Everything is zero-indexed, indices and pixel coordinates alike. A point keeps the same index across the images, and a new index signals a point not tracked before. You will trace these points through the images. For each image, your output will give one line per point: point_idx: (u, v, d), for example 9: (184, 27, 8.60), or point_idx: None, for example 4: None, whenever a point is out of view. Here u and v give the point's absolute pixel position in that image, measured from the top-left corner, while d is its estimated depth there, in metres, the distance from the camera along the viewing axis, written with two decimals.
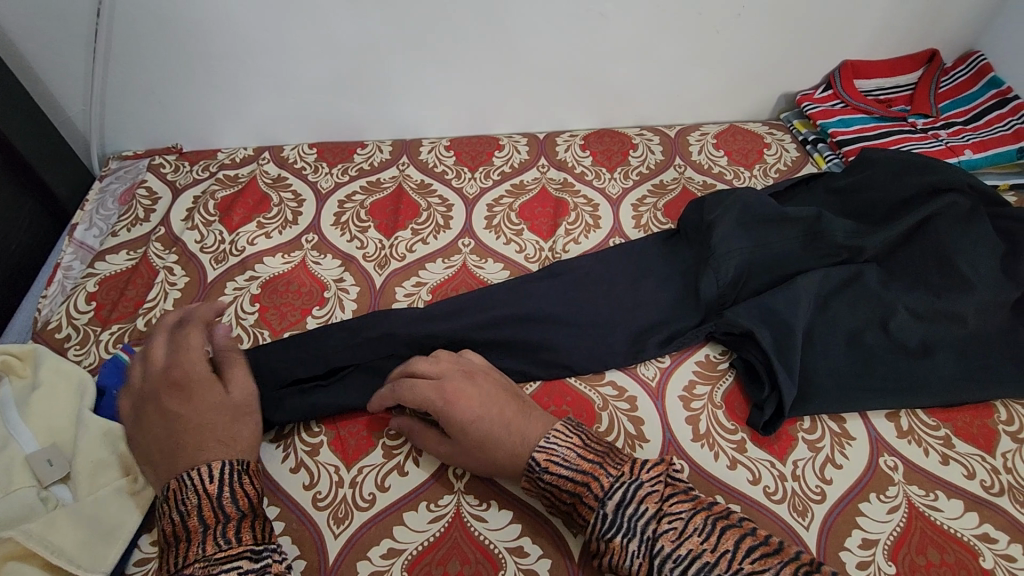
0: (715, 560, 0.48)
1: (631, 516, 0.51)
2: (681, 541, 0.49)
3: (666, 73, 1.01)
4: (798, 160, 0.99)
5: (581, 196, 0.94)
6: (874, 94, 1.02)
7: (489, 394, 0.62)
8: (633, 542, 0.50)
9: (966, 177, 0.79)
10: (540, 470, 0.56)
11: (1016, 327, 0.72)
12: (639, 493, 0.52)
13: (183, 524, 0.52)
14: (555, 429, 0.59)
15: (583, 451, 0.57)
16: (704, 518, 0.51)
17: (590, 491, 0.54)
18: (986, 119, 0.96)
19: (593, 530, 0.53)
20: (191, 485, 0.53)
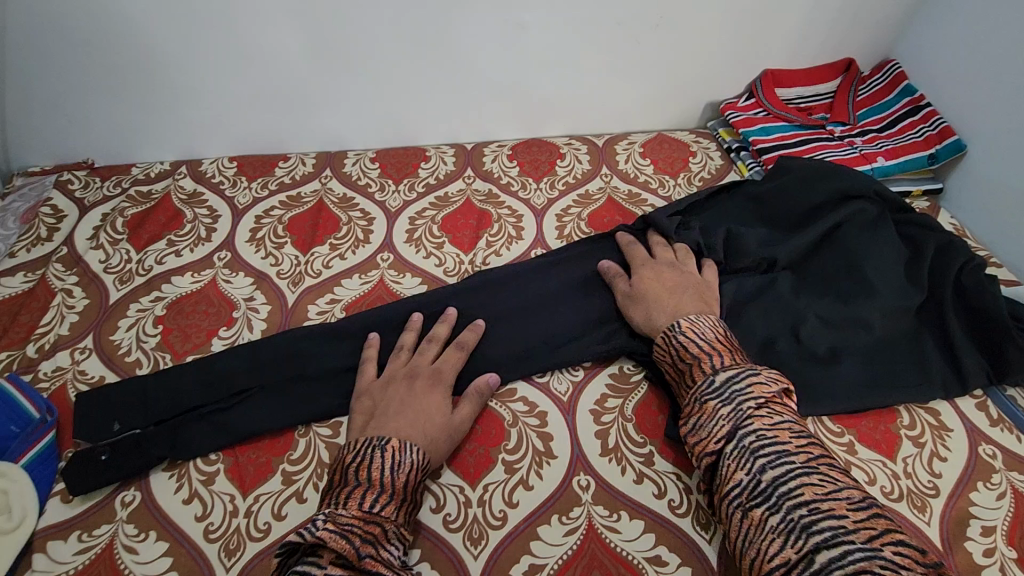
0: (794, 452, 0.51)
1: (735, 391, 0.56)
2: (773, 427, 0.53)
3: (592, 82, 1.01)
4: (722, 168, 1.00)
5: (506, 207, 0.93)
6: (795, 102, 1.04)
7: (677, 275, 0.74)
8: (726, 408, 0.55)
9: (872, 185, 0.81)
10: (678, 331, 0.64)
11: (920, 331, 0.74)
12: (753, 378, 0.56)
13: (391, 480, 0.55)
14: (708, 316, 0.66)
15: (722, 338, 0.63)
16: (799, 426, 0.54)
17: (709, 362, 0.60)
18: (900, 126, 0.98)
19: (695, 391, 0.58)
20: (412, 456, 0.57)
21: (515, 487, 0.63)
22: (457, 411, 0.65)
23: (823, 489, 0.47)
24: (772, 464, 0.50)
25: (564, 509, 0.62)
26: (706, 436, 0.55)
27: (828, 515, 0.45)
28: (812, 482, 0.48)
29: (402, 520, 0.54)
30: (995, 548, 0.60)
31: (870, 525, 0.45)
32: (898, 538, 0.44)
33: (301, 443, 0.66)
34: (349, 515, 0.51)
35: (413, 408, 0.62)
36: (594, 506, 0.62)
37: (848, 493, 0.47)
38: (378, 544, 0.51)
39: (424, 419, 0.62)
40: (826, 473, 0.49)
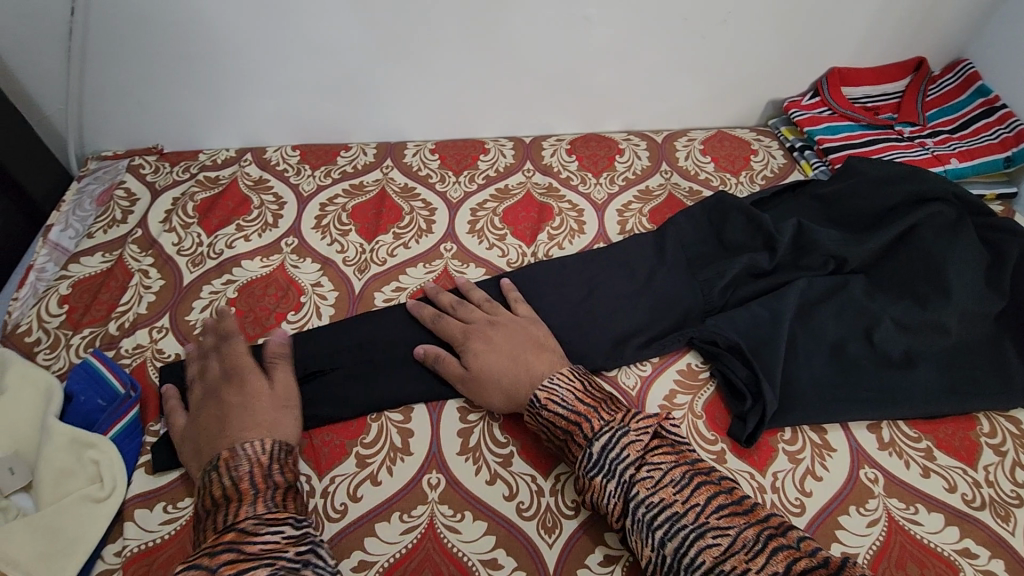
0: (683, 511, 0.51)
1: (611, 457, 0.55)
2: (655, 490, 0.53)
3: (654, 77, 1.01)
4: (785, 167, 0.99)
5: (566, 201, 0.93)
6: (862, 101, 1.02)
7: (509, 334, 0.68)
8: (610, 483, 0.55)
9: (950, 187, 0.79)
10: (540, 406, 0.61)
11: (999, 338, 0.72)
12: (622, 440, 0.55)
13: (237, 483, 0.53)
14: (561, 372, 0.63)
15: (582, 396, 0.60)
16: (682, 470, 0.54)
17: (581, 431, 0.58)
18: (973, 128, 0.95)
19: (581, 467, 0.57)
20: (246, 454, 0.55)
21: None
22: (341, 390, 0.65)
23: (720, 550, 0.48)
24: (669, 535, 0.50)
25: None
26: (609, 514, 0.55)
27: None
28: (708, 543, 0.49)
29: (267, 509, 0.52)
30: None
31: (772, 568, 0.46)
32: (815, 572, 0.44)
33: (374, 426, 0.67)
34: (207, 543, 0.49)
35: (262, 411, 0.60)
36: None
37: (743, 541, 0.48)
38: (244, 540, 0.48)
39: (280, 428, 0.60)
40: (717, 528, 0.49)
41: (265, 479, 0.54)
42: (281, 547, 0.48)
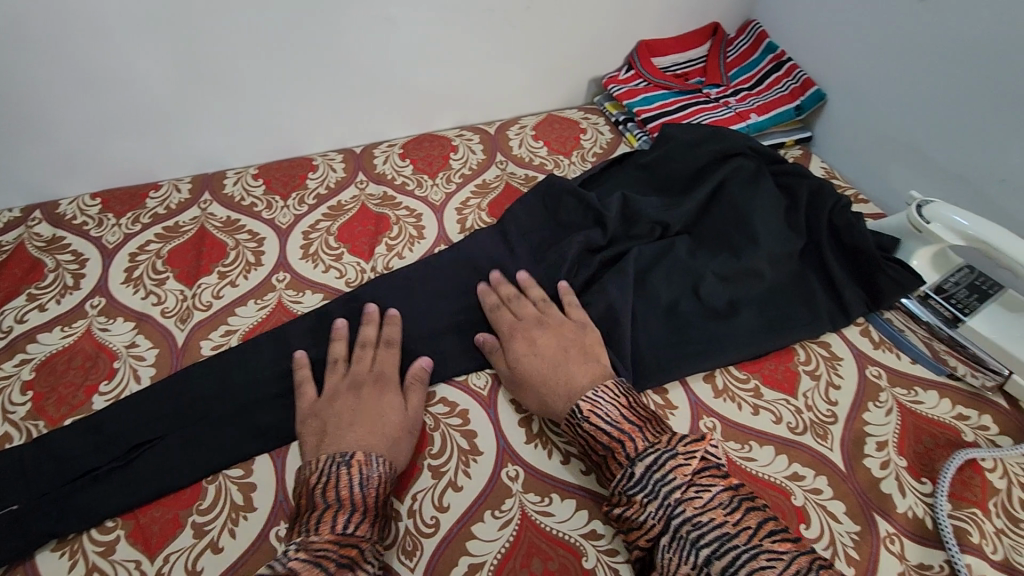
0: (734, 532, 0.50)
1: (656, 480, 0.54)
2: (704, 509, 0.52)
3: (475, 70, 1.00)
4: (612, 142, 1.03)
5: (403, 208, 0.91)
6: (672, 69, 1.08)
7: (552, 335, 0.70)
8: (652, 502, 0.54)
9: (746, 142, 0.86)
10: (582, 418, 0.60)
11: (805, 272, 0.79)
12: (670, 463, 0.55)
13: (362, 497, 0.55)
14: (605, 386, 0.63)
15: (628, 413, 0.60)
16: (730, 495, 0.53)
17: (624, 450, 0.57)
18: (767, 83, 1.04)
19: (617, 485, 0.56)
20: (379, 468, 0.57)
21: (444, 490, 0.62)
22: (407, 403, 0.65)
23: (775, 572, 0.47)
24: (717, 553, 0.49)
25: (497, 503, 0.61)
26: (638, 531, 0.54)
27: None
28: (761, 565, 0.48)
29: (376, 537, 0.55)
30: (889, 461, 0.65)
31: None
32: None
33: (210, 489, 0.61)
34: (321, 540, 0.51)
35: (381, 416, 0.62)
36: (526, 494, 0.62)
37: (795, 568, 0.48)
38: (355, 565, 0.51)
39: (377, 425, 0.61)
40: (772, 551, 0.49)
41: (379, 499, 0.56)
42: None
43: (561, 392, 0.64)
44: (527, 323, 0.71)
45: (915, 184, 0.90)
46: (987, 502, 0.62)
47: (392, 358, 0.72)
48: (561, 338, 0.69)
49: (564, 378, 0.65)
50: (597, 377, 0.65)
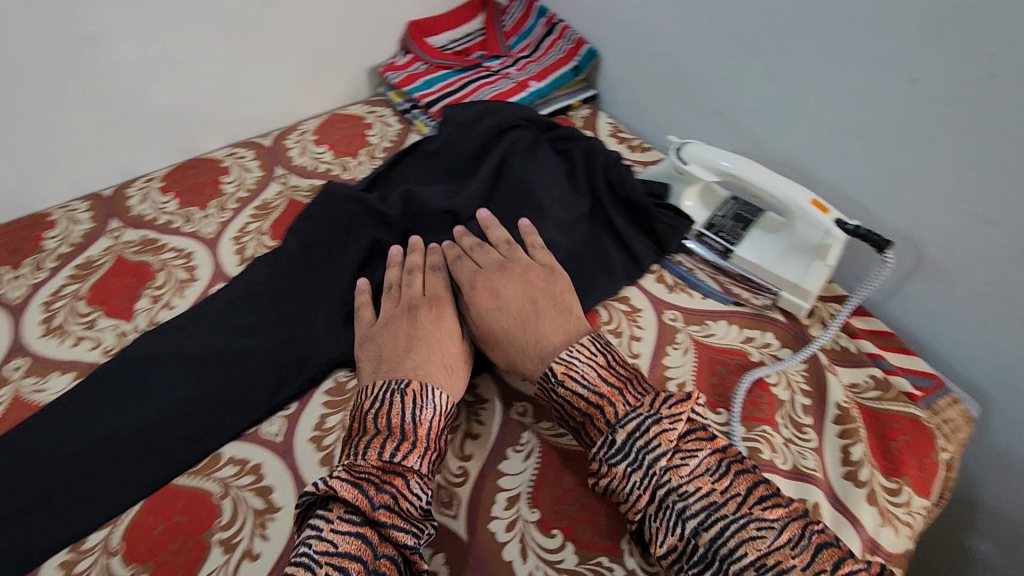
0: (722, 500, 0.52)
1: (641, 448, 0.55)
2: (690, 479, 0.54)
3: (226, 79, 0.91)
4: (401, 132, 0.98)
5: (168, 250, 0.80)
6: (450, 47, 1.05)
7: (515, 284, 0.70)
8: (638, 473, 0.55)
9: (520, 113, 0.84)
10: (556, 381, 0.61)
11: (596, 233, 0.79)
12: (654, 429, 0.55)
13: (414, 426, 0.58)
14: (579, 344, 0.63)
15: (604, 374, 0.61)
16: (717, 460, 0.55)
17: (604, 415, 0.58)
18: (543, 48, 1.04)
19: (599, 453, 0.57)
20: (435, 401, 0.60)
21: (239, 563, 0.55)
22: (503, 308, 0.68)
23: (764, 543, 0.50)
24: (704, 525, 0.51)
25: None
26: (626, 501, 0.55)
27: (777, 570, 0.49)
28: (752, 534, 0.50)
29: (427, 468, 0.57)
30: None
31: (818, 566, 0.49)
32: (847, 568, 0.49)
33: None
34: (367, 465, 0.54)
35: (449, 343, 0.66)
36: None
37: (788, 536, 0.51)
38: (397, 496, 0.53)
39: (439, 351, 0.65)
40: (761, 518, 0.51)
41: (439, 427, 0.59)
42: (420, 521, 0.54)
43: (529, 347, 0.65)
44: (490, 269, 0.71)
45: (687, 126, 0.94)
46: (775, 416, 0.66)
47: (164, 428, 0.63)
48: (529, 290, 0.69)
49: (532, 334, 0.66)
50: (570, 333, 0.65)
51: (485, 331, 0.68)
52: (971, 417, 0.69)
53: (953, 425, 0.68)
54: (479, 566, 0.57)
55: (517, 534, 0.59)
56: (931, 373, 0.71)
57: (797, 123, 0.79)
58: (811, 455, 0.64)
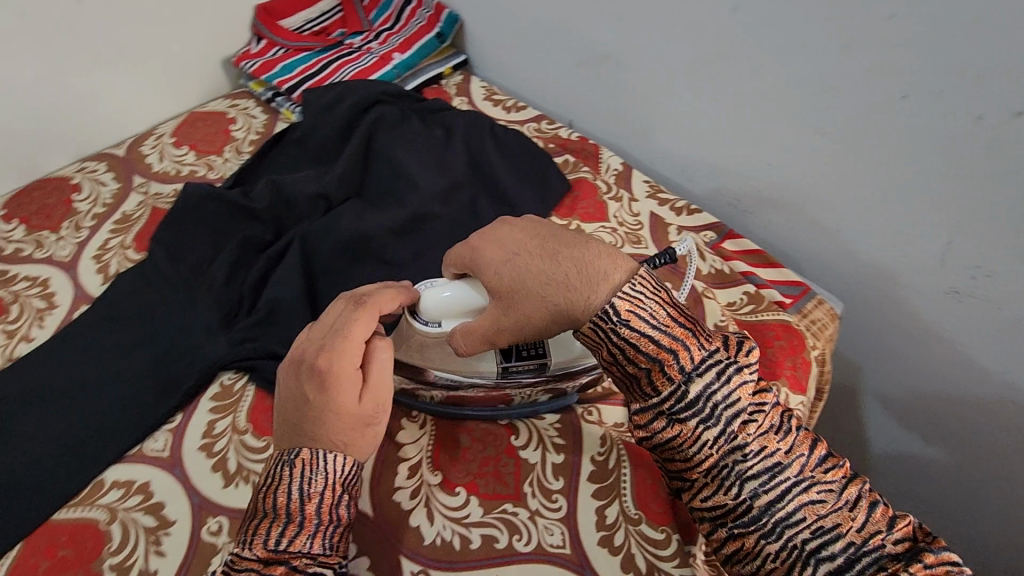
0: (787, 460, 0.45)
1: (717, 404, 0.46)
2: (756, 434, 0.45)
3: (57, 89, 0.84)
4: (268, 122, 0.94)
5: (22, 280, 0.75)
6: (307, 28, 1.01)
7: (528, 237, 0.53)
8: (709, 428, 0.46)
9: (382, 88, 0.83)
10: (619, 321, 0.47)
11: (475, 198, 0.80)
12: (734, 380, 0.46)
13: (302, 506, 0.47)
14: (640, 275, 0.49)
15: (673, 312, 0.48)
16: (781, 415, 0.47)
17: (677, 361, 0.46)
18: (404, 18, 1.01)
19: (662, 407, 0.47)
20: (330, 469, 0.48)
21: None
22: (520, 255, 0.52)
23: (826, 506, 0.44)
24: (767, 487, 0.44)
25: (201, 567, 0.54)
26: (682, 455, 0.47)
27: (835, 533, 0.43)
28: (812, 500, 0.44)
29: (324, 544, 0.47)
30: None
31: (872, 529, 0.43)
32: (898, 528, 0.44)
33: None
34: (250, 557, 0.45)
35: (339, 419, 0.48)
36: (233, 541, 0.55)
37: (845, 497, 0.44)
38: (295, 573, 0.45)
39: (353, 407, 0.49)
40: (823, 480, 0.45)
41: (327, 506, 0.48)
42: None
43: (572, 289, 0.49)
44: (498, 232, 0.54)
45: (555, 80, 0.95)
46: None
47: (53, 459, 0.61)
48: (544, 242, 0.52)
49: (572, 266, 0.49)
50: (620, 260, 0.50)
51: (529, 290, 0.50)
52: (836, 313, 0.75)
53: (820, 324, 0.73)
54: (384, 537, 0.57)
55: (421, 499, 0.59)
56: (798, 281, 0.76)
57: (649, 63, 0.81)
58: None
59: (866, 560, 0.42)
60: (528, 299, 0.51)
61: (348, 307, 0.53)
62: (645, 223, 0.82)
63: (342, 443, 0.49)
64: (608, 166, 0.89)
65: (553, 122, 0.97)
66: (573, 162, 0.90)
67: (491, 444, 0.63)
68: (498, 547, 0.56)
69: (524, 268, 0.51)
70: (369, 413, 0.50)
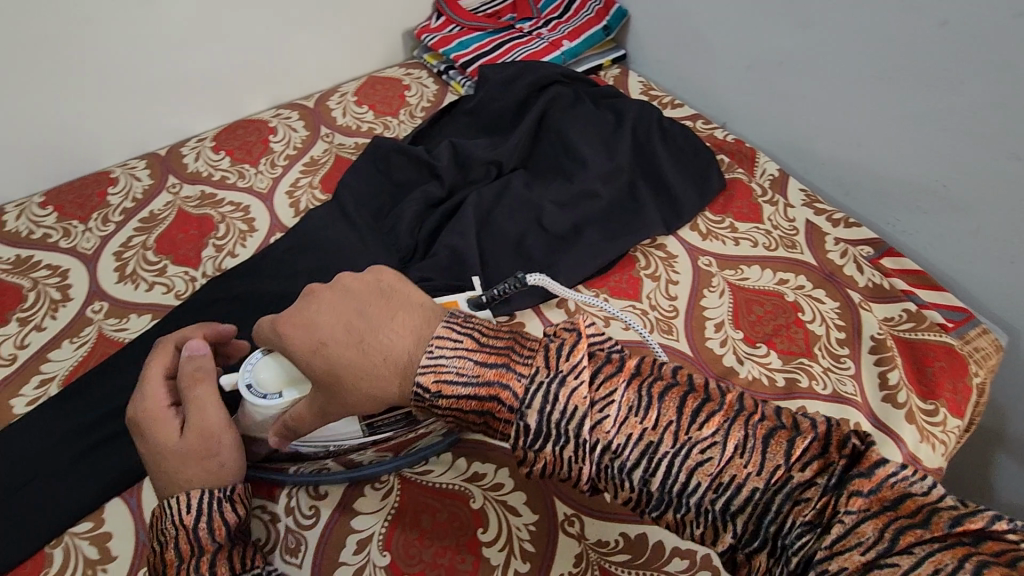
0: (660, 437, 0.41)
1: (557, 419, 0.42)
2: (619, 428, 0.42)
3: (270, 42, 0.94)
4: (439, 93, 1.02)
5: (227, 204, 0.84)
6: (482, 10, 1.08)
7: (335, 314, 0.48)
8: (566, 447, 0.42)
9: (560, 69, 0.88)
10: (434, 396, 0.45)
11: (635, 183, 0.82)
12: (561, 392, 0.42)
13: (162, 555, 0.49)
14: (433, 338, 0.46)
15: (480, 355, 0.45)
16: (637, 389, 0.43)
17: (503, 404, 0.44)
18: (574, 8, 1.05)
19: (517, 443, 0.43)
20: (171, 514, 0.49)
21: (320, 479, 0.60)
22: (331, 342, 0.47)
23: (714, 465, 0.40)
24: (650, 470, 0.41)
25: (377, 475, 0.60)
26: (568, 475, 0.44)
27: (734, 489, 0.40)
28: (700, 464, 0.40)
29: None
30: (726, 338, 0.72)
31: (772, 463, 0.39)
32: (799, 452, 0.39)
33: (57, 552, 0.55)
34: None
35: (172, 458, 0.51)
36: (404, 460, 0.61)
37: (733, 444, 0.40)
38: None
39: (185, 450, 0.51)
40: (703, 441, 0.40)
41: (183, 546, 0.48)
42: None
43: (385, 369, 0.46)
44: (287, 319, 0.50)
45: (717, 81, 0.97)
46: (812, 349, 0.71)
47: None
48: (348, 329, 0.48)
49: (379, 355, 0.46)
50: (421, 330, 0.48)
51: (348, 380, 0.47)
52: (1000, 344, 0.73)
53: (984, 352, 0.71)
54: (541, 479, 0.60)
55: None
56: (962, 307, 0.74)
57: (828, 71, 0.82)
58: (850, 381, 0.68)
59: (777, 498, 0.39)
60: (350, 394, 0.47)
61: (166, 381, 0.56)
62: (800, 229, 0.82)
63: (373, 391, 0.47)
64: (763, 171, 0.90)
65: (708, 121, 0.99)
66: (728, 162, 0.91)
67: None
68: None
69: (339, 361, 0.47)
70: (202, 446, 0.51)
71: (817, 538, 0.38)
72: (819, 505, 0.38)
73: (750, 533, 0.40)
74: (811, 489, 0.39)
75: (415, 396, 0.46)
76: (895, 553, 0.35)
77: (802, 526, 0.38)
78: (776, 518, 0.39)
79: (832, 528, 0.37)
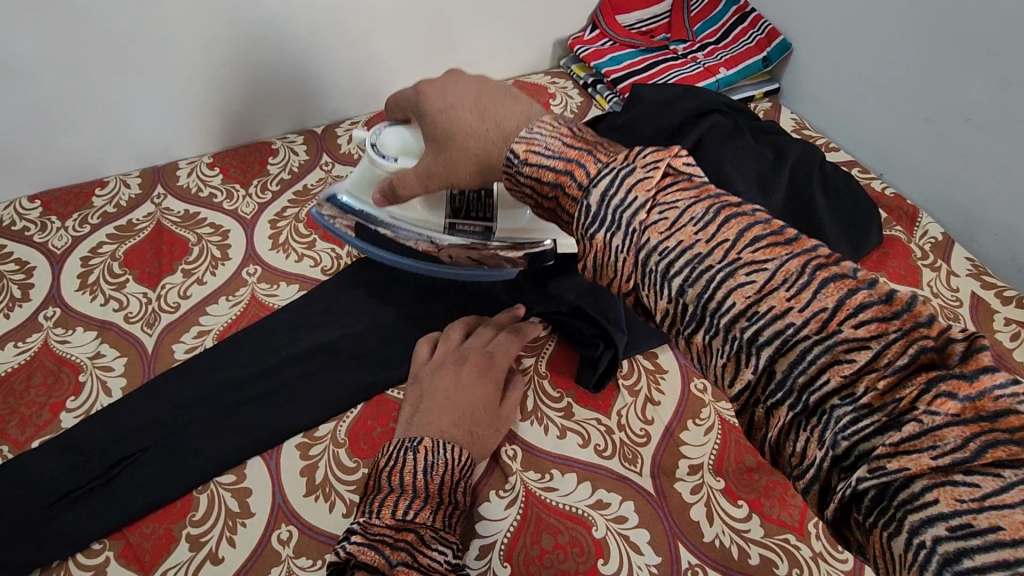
0: (710, 251, 0.35)
1: (618, 206, 0.38)
2: (672, 231, 0.36)
3: (431, 37, 0.96)
4: (583, 106, 1.01)
5: None
6: (636, 27, 1.06)
7: (469, 87, 0.55)
8: (616, 235, 0.38)
9: (720, 98, 0.86)
10: (519, 163, 0.46)
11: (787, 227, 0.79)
12: (628, 179, 0.38)
13: (426, 484, 0.52)
14: (541, 121, 0.48)
15: (571, 142, 0.45)
16: (709, 207, 0.36)
17: (573, 179, 0.42)
18: (733, 36, 1.02)
19: (577, 226, 0.40)
20: (447, 455, 0.54)
21: None
22: (459, 102, 0.54)
23: (759, 289, 0.33)
24: (690, 281, 0.35)
25: (501, 483, 0.60)
26: (614, 277, 0.39)
27: (769, 319, 0.33)
28: (741, 284, 0.34)
29: (440, 523, 0.50)
30: None
31: (821, 306, 0.32)
32: (861, 305, 0.32)
33: (203, 499, 0.59)
34: (382, 526, 0.48)
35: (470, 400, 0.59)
36: (527, 471, 0.61)
37: (785, 278, 0.33)
38: (416, 550, 0.47)
39: (474, 403, 0.59)
40: (754, 263, 0.34)
41: (450, 487, 0.53)
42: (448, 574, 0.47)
43: (487, 138, 0.51)
44: (429, 85, 0.58)
45: (883, 129, 0.90)
46: None
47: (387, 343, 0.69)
48: (475, 97, 0.54)
49: (490, 122, 0.51)
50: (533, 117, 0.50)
51: (456, 133, 0.53)
52: None
53: None
54: (666, 521, 0.58)
55: (703, 498, 0.59)
56: None
57: None
58: None
59: (815, 349, 0.32)
60: (453, 145, 0.53)
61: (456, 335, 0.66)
62: (964, 301, 0.77)
63: (474, 151, 0.52)
64: (923, 233, 0.84)
65: (865, 171, 0.93)
66: (885, 218, 0.85)
67: (778, 472, 0.61)
68: (777, 573, 0.55)
69: (454, 117, 0.53)
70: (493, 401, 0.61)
71: (881, 431, 0.31)
72: (865, 368, 0.31)
73: (773, 383, 0.34)
74: (863, 354, 0.31)
75: (505, 163, 0.48)
76: (977, 473, 0.28)
77: (841, 402, 0.32)
78: (807, 369, 0.32)
79: (903, 425, 0.30)
